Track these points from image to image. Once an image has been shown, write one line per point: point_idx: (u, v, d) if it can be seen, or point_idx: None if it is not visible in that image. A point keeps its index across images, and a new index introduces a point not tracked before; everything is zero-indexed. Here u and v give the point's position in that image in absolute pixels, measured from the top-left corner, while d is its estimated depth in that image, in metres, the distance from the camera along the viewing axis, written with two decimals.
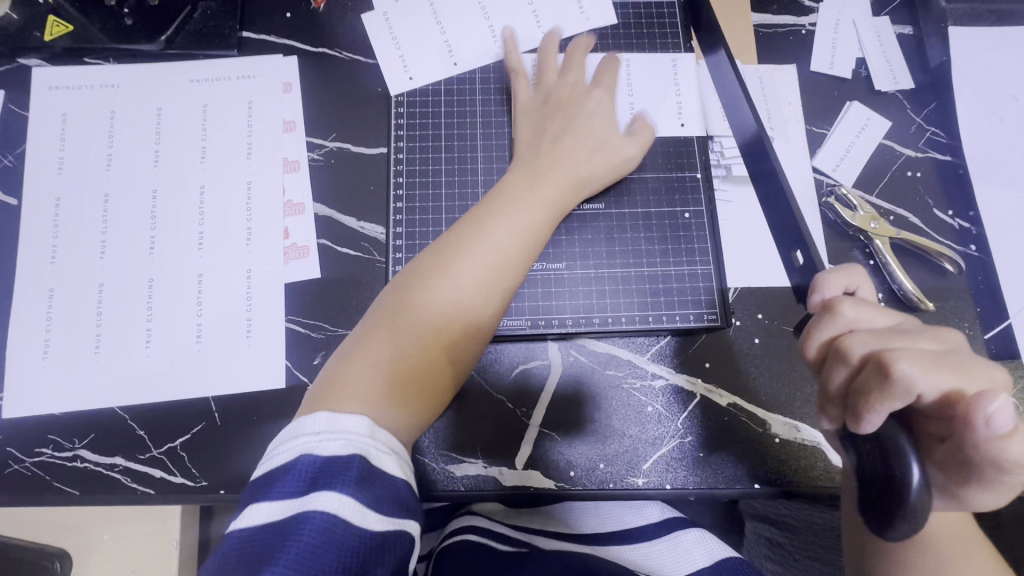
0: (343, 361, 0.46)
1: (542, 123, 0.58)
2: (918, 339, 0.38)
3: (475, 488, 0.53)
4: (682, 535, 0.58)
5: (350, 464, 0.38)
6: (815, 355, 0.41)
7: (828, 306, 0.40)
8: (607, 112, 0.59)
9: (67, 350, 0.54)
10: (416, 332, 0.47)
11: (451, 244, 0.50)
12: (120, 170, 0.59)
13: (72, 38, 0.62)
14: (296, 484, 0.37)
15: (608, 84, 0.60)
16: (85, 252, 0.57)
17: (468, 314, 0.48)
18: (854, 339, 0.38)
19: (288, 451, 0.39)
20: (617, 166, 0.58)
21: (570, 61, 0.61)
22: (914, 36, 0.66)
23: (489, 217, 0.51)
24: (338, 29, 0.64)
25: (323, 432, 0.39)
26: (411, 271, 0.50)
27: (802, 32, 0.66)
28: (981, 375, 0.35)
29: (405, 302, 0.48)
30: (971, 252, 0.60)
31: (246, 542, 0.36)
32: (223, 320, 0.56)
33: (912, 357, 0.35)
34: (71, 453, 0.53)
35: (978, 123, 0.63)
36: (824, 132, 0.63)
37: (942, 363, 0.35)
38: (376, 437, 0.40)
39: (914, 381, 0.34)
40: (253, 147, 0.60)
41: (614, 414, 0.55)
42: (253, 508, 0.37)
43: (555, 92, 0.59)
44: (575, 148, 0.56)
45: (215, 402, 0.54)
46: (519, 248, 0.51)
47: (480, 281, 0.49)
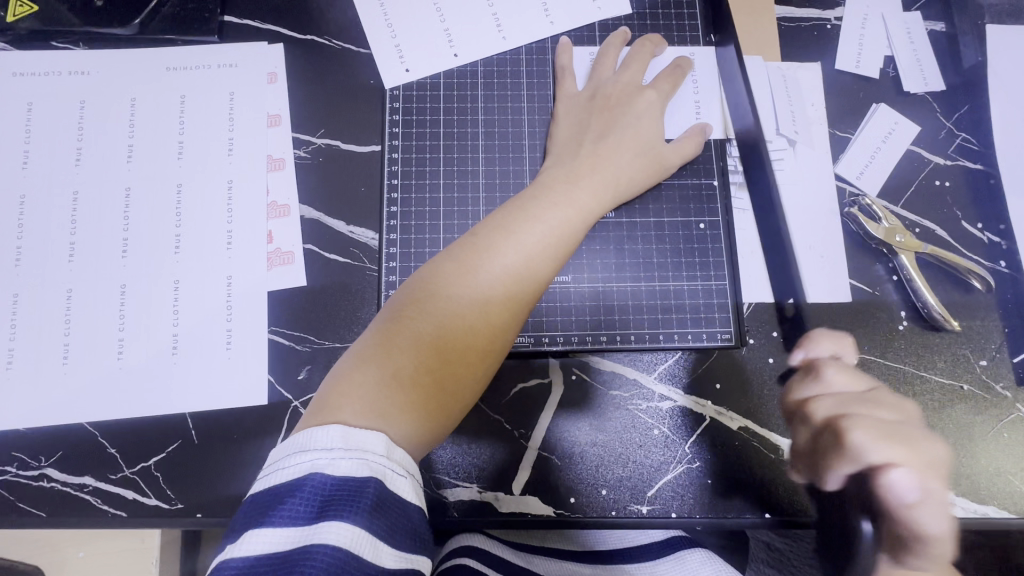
0: (355, 366, 0.42)
1: (582, 120, 0.54)
2: (884, 409, 0.41)
3: (469, 514, 0.50)
4: (688, 554, 0.55)
5: (366, 486, 0.34)
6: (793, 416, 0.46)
7: (813, 370, 0.45)
8: (657, 116, 0.54)
9: (33, 361, 0.50)
10: (440, 342, 0.43)
11: (479, 243, 0.46)
12: (91, 165, 0.55)
13: (37, 19, 0.57)
14: (305, 508, 0.33)
15: (664, 91, 0.56)
16: (53, 255, 0.53)
17: (494, 326, 0.45)
18: (819, 404, 0.42)
19: (295, 468, 0.35)
20: (654, 174, 0.54)
21: (632, 57, 0.57)
22: (947, 33, 0.62)
23: (521, 219, 0.47)
24: (328, 15, 0.59)
25: (338, 449, 0.35)
26: (436, 270, 0.45)
27: (827, 26, 0.62)
28: (920, 452, 0.39)
29: (430, 306, 0.44)
30: (1000, 268, 0.57)
31: (245, 571, 0.32)
32: (201, 331, 0.52)
33: (866, 425, 0.38)
34: (37, 471, 0.49)
35: (1012, 129, 0.58)
36: (849, 136, 0.59)
37: (890, 435, 0.38)
38: (393, 457, 0.37)
39: (865, 450, 0.37)
40: (235, 143, 0.56)
41: (616, 437, 0.51)
42: (256, 532, 0.33)
43: (605, 90, 0.55)
44: (619, 152, 0.52)
45: (192, 419, 0.51)
46: (552, 258, 0.47)
47: (509, 290, 0.45)
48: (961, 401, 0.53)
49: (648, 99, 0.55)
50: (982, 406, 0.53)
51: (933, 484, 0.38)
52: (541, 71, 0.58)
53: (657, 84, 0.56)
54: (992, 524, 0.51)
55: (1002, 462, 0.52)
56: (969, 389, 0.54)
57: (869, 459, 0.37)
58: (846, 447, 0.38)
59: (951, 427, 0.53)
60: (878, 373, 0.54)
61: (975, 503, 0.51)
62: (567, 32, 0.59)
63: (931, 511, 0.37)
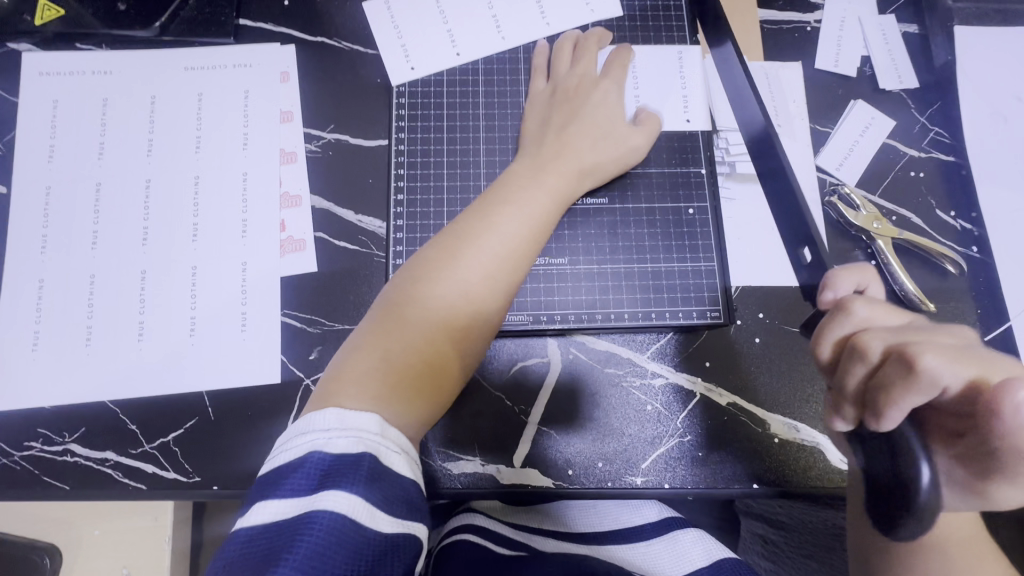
0: (349, 356, 0.45)
1: (546, 114, 0.57)
2: (934, 335, 0.38)
3: (472, 486, 0.53)
4: (682, 535, 0.58)
5: (361, 461, 0.37)
6: (837, 363, 0.40)
7: (840, 306, 0.40)
8: (615, 103, 0.58)
9: (58, 342, 0.53)
10: (426, 326, 0.46)
11: (458, 234, 0.49)
12: (113, 159, 0.58)
13: (63, 22, 0.60)
14: (305, 482, 0.36)
15: (617, 77, 0.59)
16: (77, 244, 0.56)
17: (476, 306, 0.48)
18: (872, 335, 0.37)
19: (296, 449, 0.38)
20: (620, 155, 0.57)
21: (579, 49, 0.60)
22: (919, 34, 0.66)
23: (496, 207, 0.50)
24: (337, 18, 0.63)
25: (334, 428, 0.38)
26: (416, 266, 0.48)
27: (807, 28, 0.66)
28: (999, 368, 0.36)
29: (412, 298, 0.47)
30: (973, 253, 0.60)
31: (252, 540, 0.34)
32: (217, 314, 0.55)
33: (936, 350, 0.34)
34: (61, 447, 0.52)
35: (980, 123, 0.62)
36: (829, 130, 0.63)
37: (962, 356, 0.35)
38: (387, 436, 0.39)
39: (938, 373, 0.34)
40: (250, 137, 0.59)
41: (613, 413, 0.54)
42: (262, 506, 0.36)
43: (564, 83, 0.59)
44: (580, 138, 0.55)
45: (209, 396, 0.53)
46: (527, 239, 0.50)
47: (488, 274, 0.48)
48: None
49: (605, 89, 0.58)
50: None
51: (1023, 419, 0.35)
52: (537, 69, 0.62)
53: (610, 73, 0.59)
54: None
55: None
56: None
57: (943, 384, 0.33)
58: (917, 372, 0.34)
59: None
60: None
61: None
62: (562, 32, 0.63)
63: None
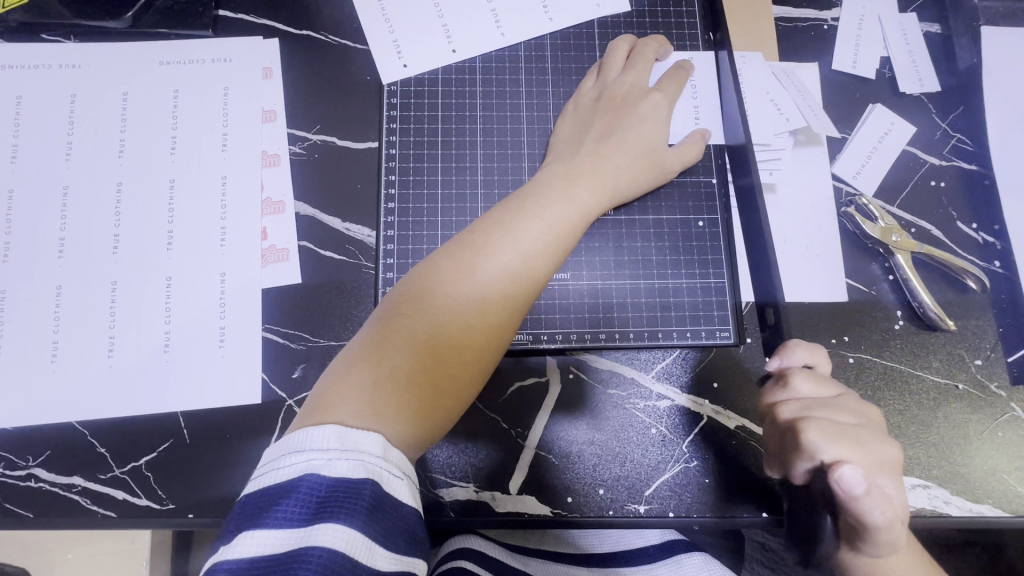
0: (352, 364, 0.41)
1: (584, 121, 0.54)
2: (843, 414, 0.43)
3: (465, 514, 0.50)
4: (686, 559, 0.57)
5: (362, 488, 0.34)
6: (770, 424, 0.46)
7: (782, 378, 0.46)
8: (663, 119, 0.54)
9: (20, 359, 0.49)
10: (439, 340, 0.42)
11: (477, 240, 0.46)
12: (82, 160, 0.54)
13: (27, 11, 0.56)
14: (299, 509, 0.33)
15: (670, 92, 0.55)
16: (42, 251, 0.52)
17: (494, 323, 0.44)
18: (785, 406, 0.44)
19: (290, 469, 0.34)
20: (655, 177, 0.53)
21: (636, 58, 0.56)
22: (942, 35, 0.62)
23: (519, 216, 0.47)
24: (324, 11, 0.59)
25: (334, 450, 0.35)
26: (432, 269, 0.45)
27: (824, 27, 0.62)
28: (875, 450, 0.42)
29: (426, 303, 0.43)
30: (995, 268, 0.57)
31: (240, 572, 0.31)
32: (194, 330, 0.51)
33: (820, 428, 0.42)
34: (25, 472, 0.48)
35: (1006, 130, 0.59)
36: (846, 136, 0.59)
37: (845, 438, 0.42)
38: (390, 459, 0.36)
39: (817, 448, 0.41)
40: (229, 138, 0.55)
41: (614, 437, 0.51)
42: (251, 533, 0.33)
43: (611, 90, 0.55)
44: (620, 153, 0.52)
45: (185, 417, 0.50)
46: (550, 256, 0.46)
47: (507, 286, 0.44)
48: (957, 400, 0.53)
49: (654, 101, 0.54)
50: (978, 405, 0.53)
51: (884, 479, 0.41)
52: (540, 67, 0.58)
53: (662, 87, 0.55)
54: (987, 523, 0.51)
55: (997, 461, 0.52)
56: (965, 389, 0.54)
57: (820, 457, 0.41)
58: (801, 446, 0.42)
59: (946, 426, 0.53)
60: (875, 372, 0.54)
61: (972, 502, 0.51)
62: (566, 29, 0.59)
63: (880, 502, 0.39)
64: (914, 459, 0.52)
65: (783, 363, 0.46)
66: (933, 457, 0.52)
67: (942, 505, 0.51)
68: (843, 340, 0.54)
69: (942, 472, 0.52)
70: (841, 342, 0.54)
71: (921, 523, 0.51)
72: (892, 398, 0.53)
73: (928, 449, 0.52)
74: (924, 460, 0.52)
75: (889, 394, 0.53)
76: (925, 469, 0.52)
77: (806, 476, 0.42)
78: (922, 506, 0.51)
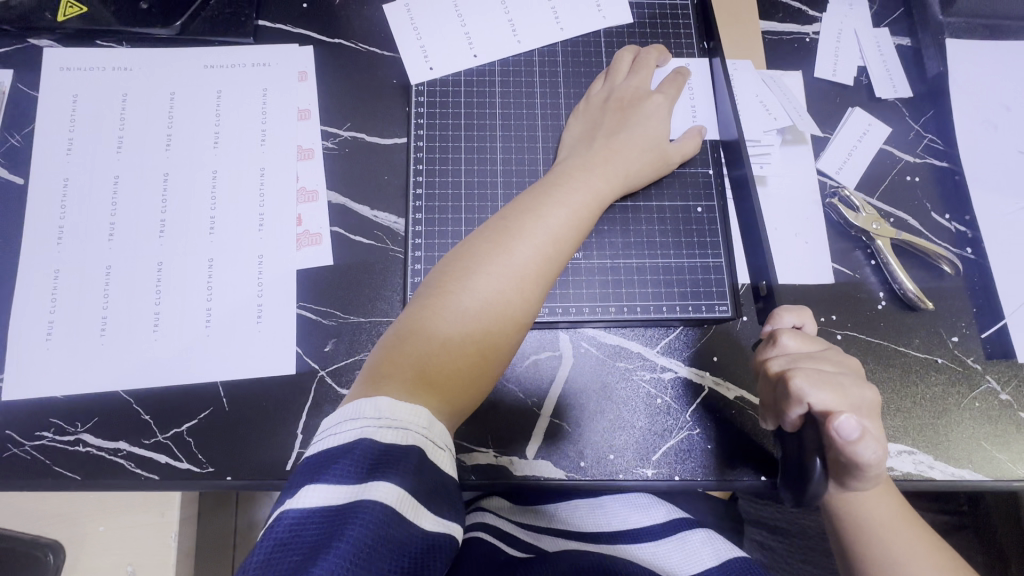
0: (396, 342, 0.45)
1: (593, 119, 0.59)
2: (826, 363, 0.49)
3: (484, 478, 0.53)
4: (690, 535, 0.58)
5: (410, 455, 0.38)
6: (765, 379, 0.50)
7: (772, 337, 0.51)
8: (665, 117, 0.60)
9: (71, 333, 0.53)
10: (478, 315, 0.46)
11: (509, 225, 0.50)
12: (132, 153, 0.59)
13: (84, 19, 0.62)
14: (354, 469, 0.36)
15: (671, 94, 0.61)
16: (94, 235, 0.56)
17: (526, 300, 0.48)
18: (775, 361, 0.49)
19: (345, 434, 0.38)
20: (659, 169, 0.59)
21: (639, 63, 0.62)
22: (912, 47, 0.69)
23: (544, 203, 0.51)
24: (355, 21, 0.65)
25: (384, 418, 0.38)
26: (468, 254, 0.49)
27: (806, 39, 0.68)
28: (855, 394, 0.47)
29: (464, 284, 0.47)
30: (967, 254, 0.62)
31: (301, 522, 0.33)
32: (233, 307, 0.55)
33: (807, 375, 0.46)
34: (73, 437, 0.51)
35: (973, 131, 0.65)
36: (828, 136, 0.65)
37: (830, 384, 0.46)
38: (433, 430, 0.40)
39: (805, 393, 0.46)
40: (268, 133, 0.60)
41: (623, 406, 0.55)
42: (309, 488, 0.35)
43: (619, 92, 0.60)
44: (629, 147, 0.57)
45: (224, 387, 0.53)
46: (573, 239, 0.51)
47: (537, 267, 0.49)
48: (937, 373, 0.58)
49: (657, 102, 0.60)
50: (956, 378, 0.58)
51: (865, 420, 0.46)
52: (551, 71, 0.64)
53: (664, 90, 0.61)
54: (968, 486, 0.55)
55: (976, 430, 0.57)
56: (944, 363, 0.58)
57: (808, 401, 0.46)
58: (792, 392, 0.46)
59: (928, 397, 0.57)
60: (861, 347, 0.58)
61: (953, 466, 0.55)
62: (575, 38, 0.65)
63: (869, 442, 0.44)
64: (900, 427, 0.56)
65: (774, 328, 0.52)
66: (917, 425, 0.56)
67: (926, 470, 0.55)
68: (832, 318, 0.59)
69: (926, 439, 0.56)
70: (829, 320, 0.59)
71: (908, 486, 0.55)
72: (877, 369, 0.58)
73: (912, 418, 0.57)
74: (909, 428, 0.56)
75: (874, 366, 0.58)
76: (910, 436, 0.56)
77: (796, 422, 0.48)
78: (908, 470, 0.55)
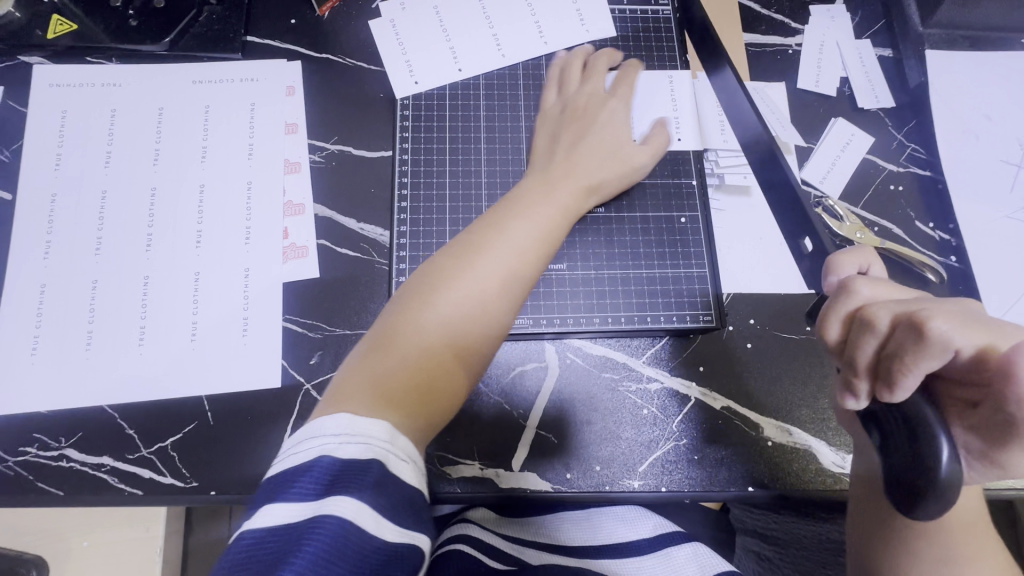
0: (361, 360, 0.45)
1: (555, 129, 0.59)
2: (939, 302, 0.38)
3: (470, 490, 0.53)
4: (675, 552, 0.57)
5: (369, 467, 0.37)
6: (861, 345, 0.38)
7: (842, 286, 0.41)
8: (621, 120, 0.59)
9: (56, 348, 0.53)
10: (442, 332, 0.46)
11: (472, 241, 0.50)
12: (120, 168, 0.59)
13: (74, 36, 0.62)
14: (313, 486, 0.36)
15: (625, 95, 0.61)
16: (81, 250, 0.56)
17: (491, 313, 0.48)
18: (879, 308, 0.37)
19: (305, 452, 0.38)
20: (625, 175, 0.58)
21: (597, 69, 0.62)
22: (894, 58, 0.70)
23: (508, 218, 0.52)
24: (342, 36, 0.65)
25: (343, 433, 0.38)
26: (433, 270, 0.49)
27: (789, 51, 0.69)
28: (1016, 335, 0.35)
29: (426, 302, 0.47)
30: (951, 262, 0.63)
31: (258, 542, 0.34)
32: (219, 320, 0.55)
33: (943, 315, 0.35)
34: (57, 452, 0.51)
35: (955, 140, 0.66)
36: (811, 146, 0.66)
37: (970, 321, 0.34)
38: (395, 443, 0.39)
39: (949, 338, 0.34)
40: (255, 147, 0.61)
41: (610, 417, 0.55)
42: (269, 508, 0.35)
43: (573, 102, 0.60)
44: (589, 154, 0.57)
45: (208, 401, 0.53)
46: (539, 250, 0.51)
47: (501, 280, 0.49)
48: None
49: (615, 108, 0.60)
50: None
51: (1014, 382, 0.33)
52: (536, 84, 0.65)
53: (621, 92, 0.61)
54: None
55: None
56: None
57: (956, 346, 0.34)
58: (928, 340, 0.34)
59: None
60: None
61: None
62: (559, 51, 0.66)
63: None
64: None
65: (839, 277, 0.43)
66: None
67: None
68: None
69: None
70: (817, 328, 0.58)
71: None
72: None
73: None
74: None
75: None
76: None
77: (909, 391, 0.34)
78: None
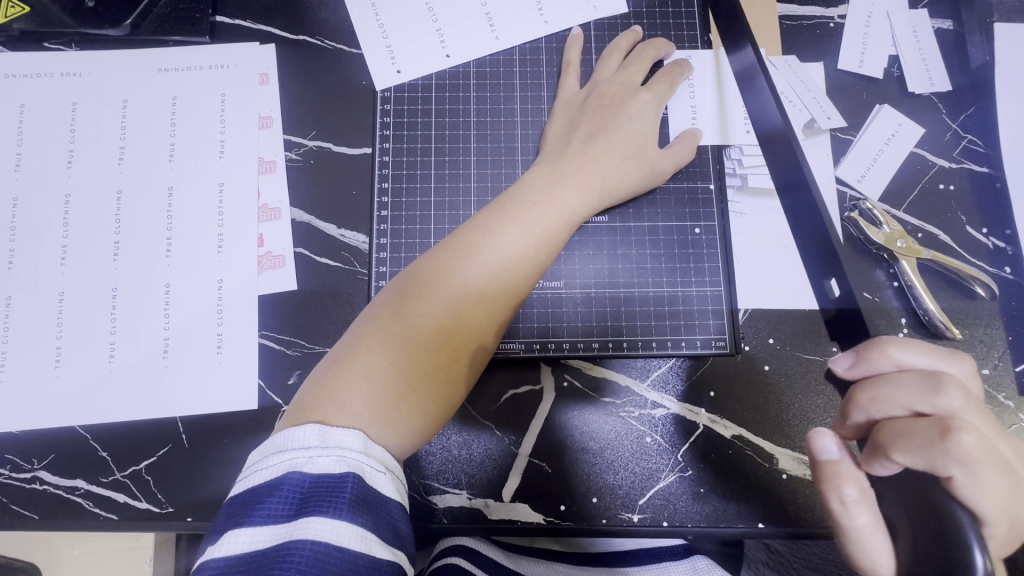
0: (330, 369, 0.41)
1: (574, 119, 0.53)
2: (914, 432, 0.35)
3: (456, 520, 0.50)
4: (673, 568, 0.56)
5: (344, 482, 0.34)
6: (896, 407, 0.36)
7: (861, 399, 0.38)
8: (652, 117, 0.53)
9: (25, 365, 0.51)
10: (420, 341, 0.42)
11: (457, 244, 0.45)
12: (84, 168, 0.55)
13: (29, 20, 0.57)
14: (283, 506, 0.33)
15: (660, 91, 0.54)
16: (45, 259, 0.53)
17: (475, 325, 0.44)
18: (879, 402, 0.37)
19: (273, 468, 0.35)
20: (647, 178, 0.52)
21: (632, 60, 0.55)
22: (954, 31, 0.60)
23: (502, 219, 0.46)
24: (320, 15, 0.58)
25: (314, 447, 0.35)
26: (414, 273, 0.45)
27: (829, 25, 0.60)
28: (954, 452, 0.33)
29: (407, 307, 0.43)
30: (1005, 274, 0.55)
31: (226, 571, 0.32)
32: (192, 336, 0.52)
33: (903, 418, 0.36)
34: (30, 474, 0.50)
35: (1019, 132, 0.57)
36: (850, 138, 0.58)
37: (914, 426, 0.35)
38: (371, 454, 0.36)
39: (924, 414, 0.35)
40: (226, 145, 0.56)
41: (608, 446, 0.51)
42: (233, 533, 0.33)
43: (601, 89, 0.54)
44: (608, 151, 0.51)
45: (183, 422, 0.51)
46: (534, 257, 0.46)
47: (489, 288, 0.44)
48: None
49: (643, 101, 0.53)
50: None
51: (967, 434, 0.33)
52: (536, 71, 0.57)
53: (655, 85, 0.54)
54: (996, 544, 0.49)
55: None
56: None
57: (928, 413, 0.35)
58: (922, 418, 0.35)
59: None
60: None
61: None
62: (562, 32, 0.58)
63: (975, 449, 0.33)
64: None
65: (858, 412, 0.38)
66: None
67: None
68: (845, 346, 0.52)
69: None
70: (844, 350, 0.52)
71: None
72: None
73: None
74: None
75: None
76: None
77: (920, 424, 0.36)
78: None
